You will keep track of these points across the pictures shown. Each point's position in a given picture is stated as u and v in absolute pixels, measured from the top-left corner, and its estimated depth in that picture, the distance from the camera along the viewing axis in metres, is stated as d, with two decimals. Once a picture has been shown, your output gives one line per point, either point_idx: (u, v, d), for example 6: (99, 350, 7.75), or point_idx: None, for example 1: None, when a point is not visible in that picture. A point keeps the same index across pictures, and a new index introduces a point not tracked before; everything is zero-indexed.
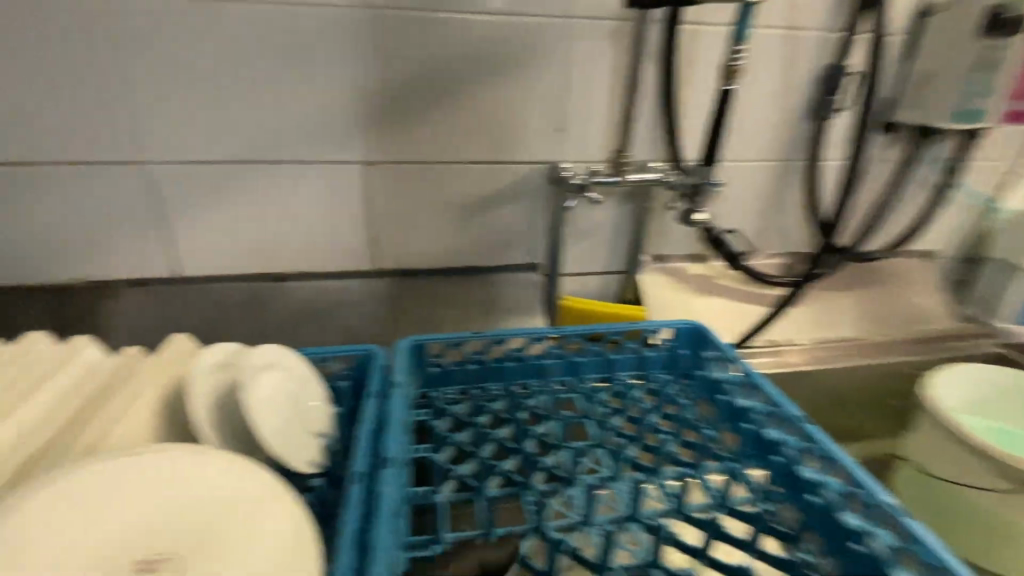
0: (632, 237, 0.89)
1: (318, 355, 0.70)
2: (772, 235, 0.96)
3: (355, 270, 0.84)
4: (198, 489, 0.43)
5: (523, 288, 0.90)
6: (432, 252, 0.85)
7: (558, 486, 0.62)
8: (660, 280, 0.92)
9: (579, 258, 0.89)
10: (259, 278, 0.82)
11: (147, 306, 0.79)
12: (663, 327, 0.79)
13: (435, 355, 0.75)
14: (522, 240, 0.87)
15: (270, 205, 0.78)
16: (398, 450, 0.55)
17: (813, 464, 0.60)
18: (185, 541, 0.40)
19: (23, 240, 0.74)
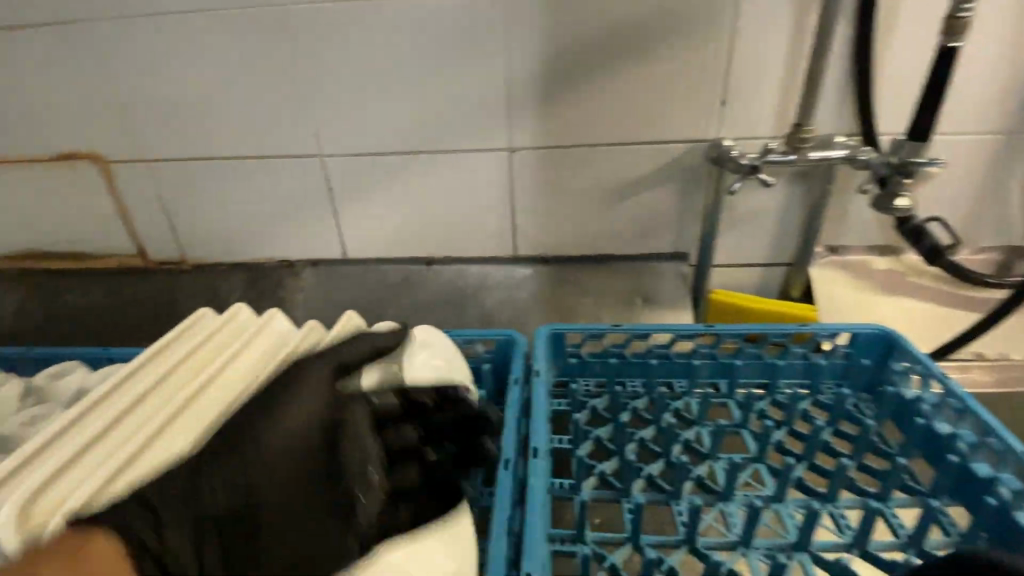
0: (800, 225, 0.78)
1: (463, 338, 0.71)
2: (988, 225, 0.79)
3: (499, 255, 0.87)
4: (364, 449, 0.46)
5: (670, 279, 0.83)
6: (576, 239, 0.84)
7: (712, 499, 0.56)
8: (832, 275, 0.80)
9: (738, 247, 0.81)
10: (413, 262, 0.89)
11: (319, 283, 0.88)
12: (840, 332, 0.68)
13: (575, 345, 0.73)
14: (670, 227, 0.81)
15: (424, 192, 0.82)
16: (544, 441, 0.53)
17: None
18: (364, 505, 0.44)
19: (228, 223, 0.86)
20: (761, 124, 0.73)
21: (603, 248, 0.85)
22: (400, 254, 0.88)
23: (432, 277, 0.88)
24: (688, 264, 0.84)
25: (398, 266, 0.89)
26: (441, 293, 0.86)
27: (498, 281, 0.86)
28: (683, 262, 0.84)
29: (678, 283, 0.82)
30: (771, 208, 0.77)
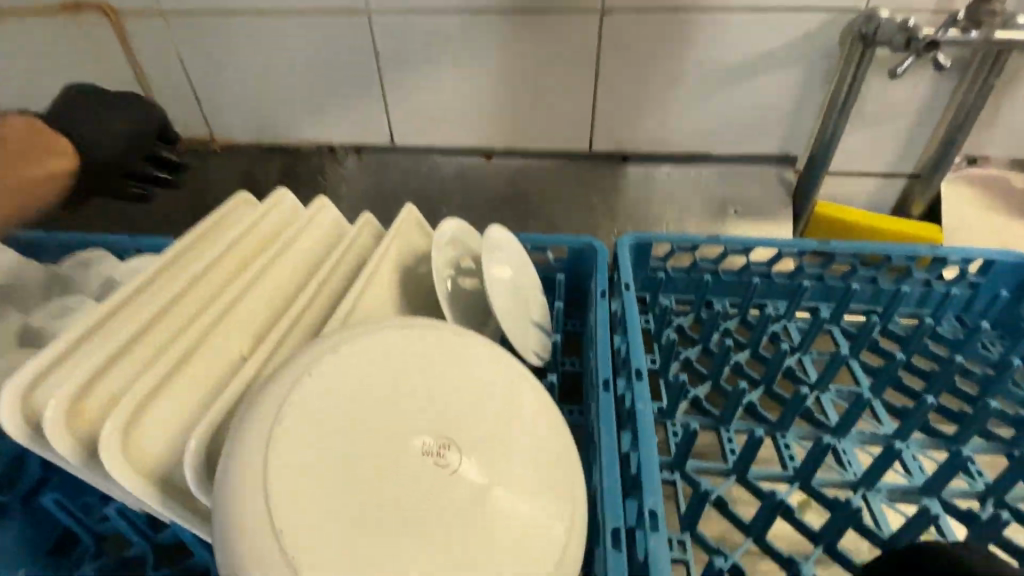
0: (939, 127, 0.65)
1: (534, 243, 0.63)
2: None
3: (569, 150, 0.75)
4: (465, 375, 0.38)
5: (768, 186, 0.72)
6: (664, 135, 0.72)
7: (820, 431, 0.50)
8: (966, 192, 0.68)
9: (856, 153, 0.69)
10: (469, 152, 0.77)
11: (364, 172, 0.79)
12: (976, 256, 0.58)
13: (659, 257, 0.65)
14: (778, 124, 0.69)
15: (488, 68, 0.69)
16: (645, 360, 0.46)
17: None
18: (456, 427, 0.35)
19: (258, 97, 0.75)
20: None
21: (693, 147, 0.73)
22: (453, 144, 0.77)
23: (493, 172, 0.77)
24: (792, 170, 0.72)
25: (454, 159, 0.78)
26: (503, 192, 0.76)
27: (567, 181, 0.75)
28: (787, 169, 0.72)
29: (776, 192, 0.72)
30: (909, 103, 0.65)
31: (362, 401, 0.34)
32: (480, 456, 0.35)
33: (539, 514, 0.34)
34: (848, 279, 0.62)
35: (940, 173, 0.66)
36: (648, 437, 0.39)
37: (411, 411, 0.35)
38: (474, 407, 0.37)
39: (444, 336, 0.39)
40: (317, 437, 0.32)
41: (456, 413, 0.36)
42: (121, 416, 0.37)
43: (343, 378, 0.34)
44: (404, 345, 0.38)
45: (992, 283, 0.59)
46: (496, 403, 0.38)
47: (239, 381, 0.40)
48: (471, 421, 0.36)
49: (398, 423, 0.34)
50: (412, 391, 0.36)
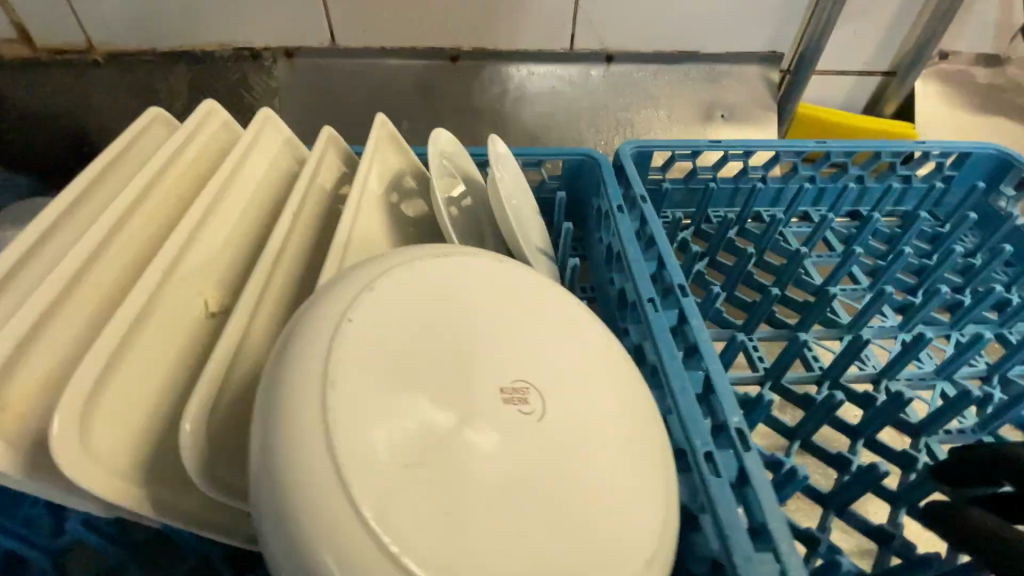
0: (920, 18, 0.65)
1: (528, 158, 0.57)
2: None
3: (544, 51, 0.67)
4: (520, 306, 0.32)
5: (755, 85, 0.68)
6: (649, 29, 0.66)
7: (835, 331, 0.51)
8: (935, 89, 0.70)
9: (839, 48, 0.67)
10: (431, 56, 0.67)
11: (302, 83, 0.66)
12: (956, 149, 0.60)
13: (658, 168, 0.61)
14: (768, 17, 0.65)
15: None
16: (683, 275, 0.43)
17: None
18: (524, 364, 0.30)
19: None
20: None
21: (679, 46, 0.67)
22: (409, 45, 0.66)
23: (460, 78, 0.67)
24: (778, 69, 0.68)
25: (411, 63, 0.67)
26: (473, 102, 0.66)
27: (546, 87, 0.67)
28: (773, 69, 0.68)
29: (764, 92, 0.68)
30: None
31: (414, 350, 0.28)
32: (559, 394, 0.29)
33: (633, 449, 0.29)
34: (839, 181, 0.62)
35: (917, 67, 0.66)
36: (712, 353, 0.37)
37: (471, 352, 0.29)
38: (538, 339, 0.31)
39: (483, 265, 0.33)
40: (376, 398, 0.26)
41: (520, 349, 0.30)
42: (77, 397, 0.28)
43: (386, 325, 0.28)
44: (443, 279, 0.31)
45: (965, 176, 0.62)
46: (558, 332, 0.32)
47: (228, 341, 0.32)
48: (538, 354, 0.30)
49: (462, 368, 0.28)
50: (468, 329, 0.30)
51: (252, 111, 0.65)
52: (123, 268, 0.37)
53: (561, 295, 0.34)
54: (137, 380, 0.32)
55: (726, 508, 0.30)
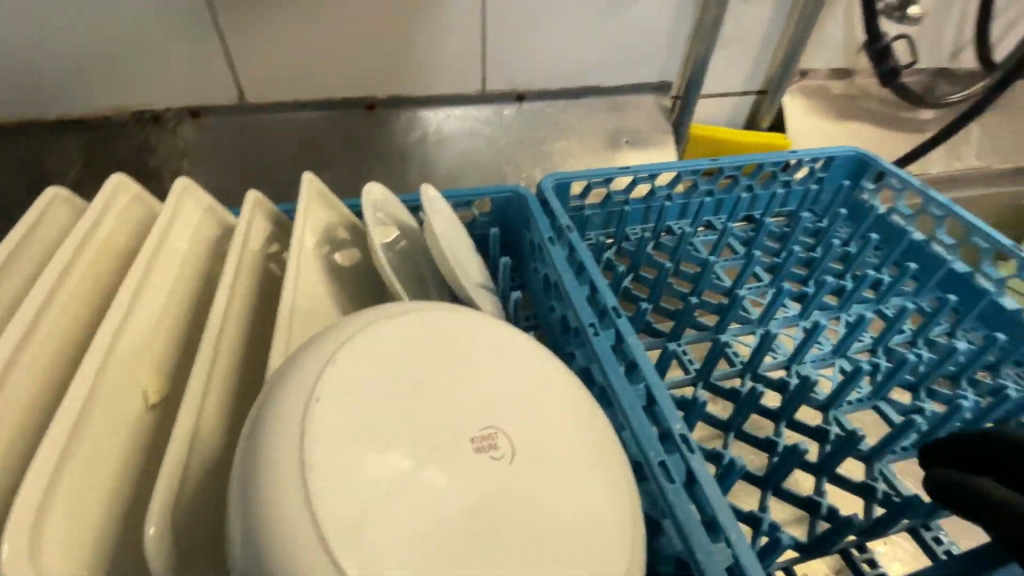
0: (780, 45, 0.74)
1: (457, 200, 0.59)
2: (927, 47, 0.81)
3: (457, 94, 0.70)
4: (477, 353, 0.34)
5: (651, 112, 0.75)
6: (552, 67, 0.71)
7: (750, 327, 0.57)
8: (803, 102, 0.80)
9: (717, 74, 0.76)
10: (347, 106, 0.68)
11: (213, 141, 0.64)
12: (822, 155, 0.69)
13: (577, 196, 0.65)
14: (655, 52, 0.72)
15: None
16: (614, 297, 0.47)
17: None
18: (491, 408, 0.31)
19: (45, 55, 0.58)
20: None
21: (581, 82, 0.73)
22: (322, 96, 0.67)
23: (377, 125, 0.68)
24: (669, 96, 0.76)
25: (325, 114, 0.67)
26: (394, 148, 0.68)
27: (463, 129, 0.70)
28: (665, 96, 0.76)
29: (660, 117, 0.75)
30: (760, 23, 0.72)
31: (382, 417, 0.29)
32: (525, 431, 0.31)
33: (600, 470, 0.32)
34: (733, 192, 0.69)
35: (783, 87, 0.76)
36: (652, 368, 0.40)
37: (437, 408, 0.30)
38: (498, 382, 0.33)
39: (434, 317, 0.34)
40: (355, 469, 0.26)
41: (482, 395, 0.32)
42: (23, 521, 0.26)
43: (350, 395, 0.29)
44: (398, 339, 0.32)
45: (833, 176, 0.72)
46: (515, 371, 0.34)
47: (184, 430, 0.31)
48: (499, 397, 0.32)
49: (430, 425, 0.29)
50: (430, 386, 0.31)
51: (159, 175, 0.62)
52: (47, 367, 0.34)
53: (512, 333, 0.36)
54: (84, 486, 0.30)
55: (682, 511, 0.33)
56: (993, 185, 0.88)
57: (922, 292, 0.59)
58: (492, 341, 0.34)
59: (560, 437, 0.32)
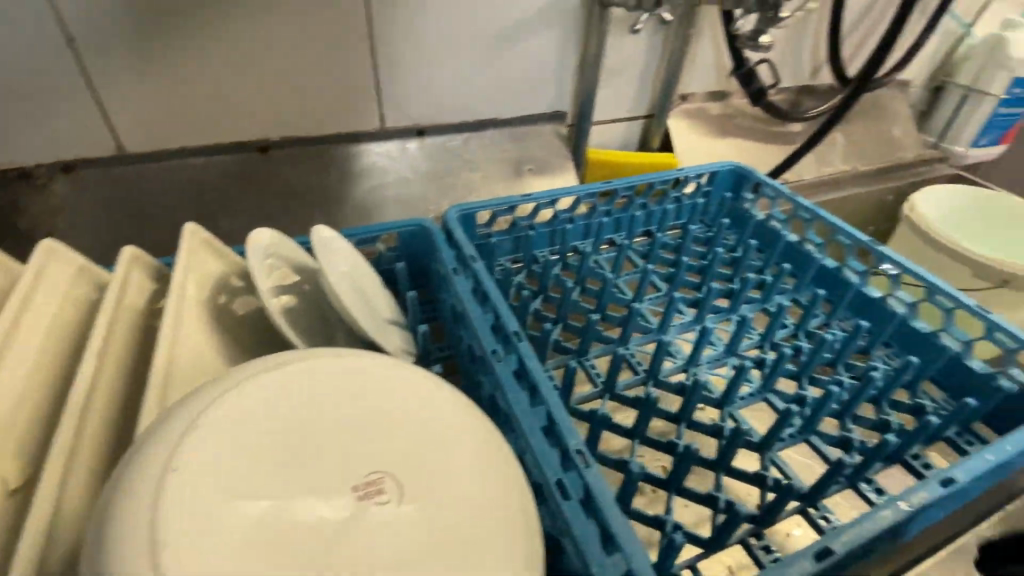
0: (660, 73, 0.80)
1: (358, 237, 0.58)
2: (788, 69, 0.91)
3: (357, 132, 0.70)
4: (365, 392, 0.33)
5: (549, 139, 0.79)
6: (448, 102, 0.72)
7: (651, 336, 0.60)
8: (686, 123, 0.87)
9: (606, 102, 0.81)
10: (239, 149, 0.66)
11: (91, 195, 0.61)
12: (704, 171, 0.76)
13: (483, 224, 0.67)
14: (547, 83, 0.75)
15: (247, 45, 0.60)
16: (515, 321, 0.48)
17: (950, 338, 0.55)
18: (377, 448, 0.31)
19: None
20: None
21: (480, 114, 0.75)
22: (212, 141, 0.65)
23: (273, 167, 0.67)
24: (565, 123, 0.80)
25: (217, 159, 0.65)
26: (293, 188, 0.67)
27: (364, 166, 0.70)
28: (561, 124, 0.80)
29: (558, 143, 0.79)
30: (638, 55, 0.77)
31: (255, 475, 0.28)
32: (414, 467, 0.31)
33: (495, 496, 0.31)
34: (630, 210, 0.74)
35: (666, 110, 0.83)
36: (552, 389, 0.41)
37: (317, 457, 0.29)
38: (387, 420, 0.33)
39: (325, 365, 0.34)
40: (220, 533, 0.25)
41: (370, 437, 0.31)
42: None
43: (220, 453, 0.28)
44: (277, 391, 0.32)
45: (717, 189, 0.78)
46: (407, 407, 0.34)
47: (41, 513, 0.29)
48: (388, 436, 0.32)
49: (311, 475, 0.29)
50: (311, 436, 0.30)
51: (31, 235, 0.58)
52: None
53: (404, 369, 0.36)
54: None
55: (578, 527, 0.34)
56: (861, 186, 0.98)
57: (800, 288, 0.65)
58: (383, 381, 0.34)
59: (453, 463, 0.32)
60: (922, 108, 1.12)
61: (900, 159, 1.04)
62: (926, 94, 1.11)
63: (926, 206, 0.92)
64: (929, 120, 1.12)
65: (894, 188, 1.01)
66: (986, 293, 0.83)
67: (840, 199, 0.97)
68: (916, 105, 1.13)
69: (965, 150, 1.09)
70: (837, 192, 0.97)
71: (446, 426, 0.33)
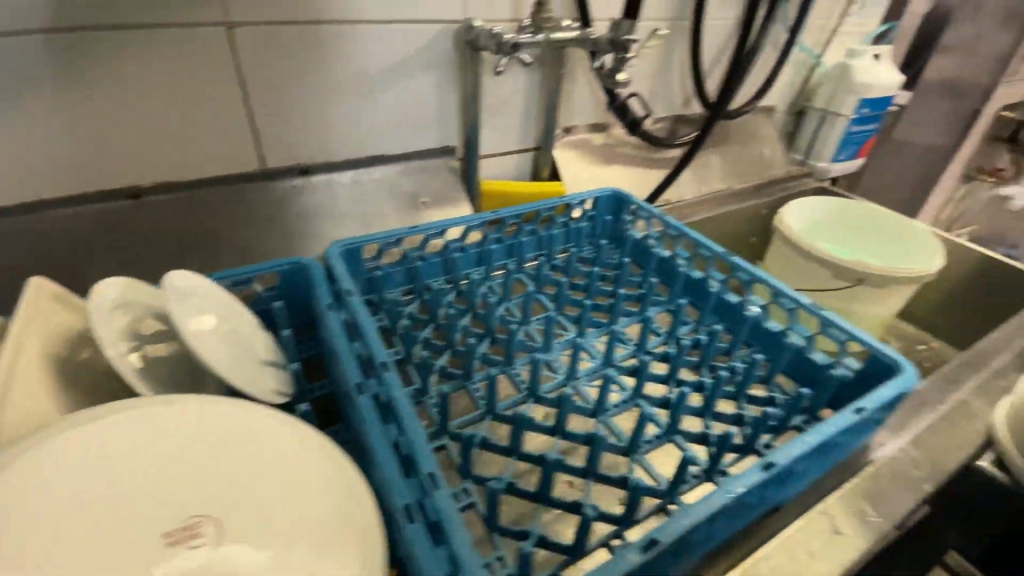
0: (542, 108, 0.86)
1: (233, 279, 0.58)
2: (660, 101, 1.00)
3: (240, 173, 0.69)
4: (212, 434, 0.40)
5: (440, 173, 0.82)
6: (333, 144, 0.73)
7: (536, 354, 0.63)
8: (573, 153, 0.93)
9: (494, 136, 0.85)
10: (107, 196, 0.63)
11: None
12: (586, 198, 0.82)
13: (371, 258, 0.68)
14: (433, 121, 0.79)
15: (114, 90, 0.58)
16: (387, 351, 0.49)
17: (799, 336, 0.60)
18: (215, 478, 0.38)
19: None
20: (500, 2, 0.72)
21: (370, 151, 0.76)
22: (75, 189, 0.62)
23: (144, 212, 0.65)
24: (455, 157, 0.83)
25: (82, 207, 0.62)
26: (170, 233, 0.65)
27: (249, 207, 0.70)
28: (452, 158, 0.83)
29: (449, 178, 0.82)
30: (517, 93, 0.83)
31: (97, 508, 0.34)
32: (245, 496, 0.37)
33: (315, 515, 0.37)
34: (520, 236, 0.78)
35: (551, 141, 0.88)
36: (412, 417, 0.42)
37: (156, 495, 0.36)
38: (229, 457, 0.39)
39: (157, 414, 0.40)
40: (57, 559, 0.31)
41: (209, 471, 0.38)
42: None
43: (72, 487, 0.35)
44: (114, 438, 0.38)
45: (600, 213, 0.84)
46: (245, 438, 0.40)
47: None
48: (227, 471, 0.39)
49: (145, 509, 0.35)
50: (155, 473, 0.37)
51: None
52: None
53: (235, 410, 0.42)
54: None
55: (418, 550, 0.34)
56: (734, 203, 1.09)
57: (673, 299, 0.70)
58: (226, 415, 0.41)
59: (278, 479, 0.39)
60: (789, 130, 1.25)
61: (766, 178, 1.17)
62: (791, 117, 1.24)
63: (794, 217, 1.03)
64: (796, 140, 1.26)
65: (765, 202, 1.12)
66: (846, 293, 0.93)
67: (719, 215, 1.07)
68: (784, 128, 1.26)
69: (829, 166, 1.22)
70: (716, 209, 1.06)
71: (282, 459, 0.40)
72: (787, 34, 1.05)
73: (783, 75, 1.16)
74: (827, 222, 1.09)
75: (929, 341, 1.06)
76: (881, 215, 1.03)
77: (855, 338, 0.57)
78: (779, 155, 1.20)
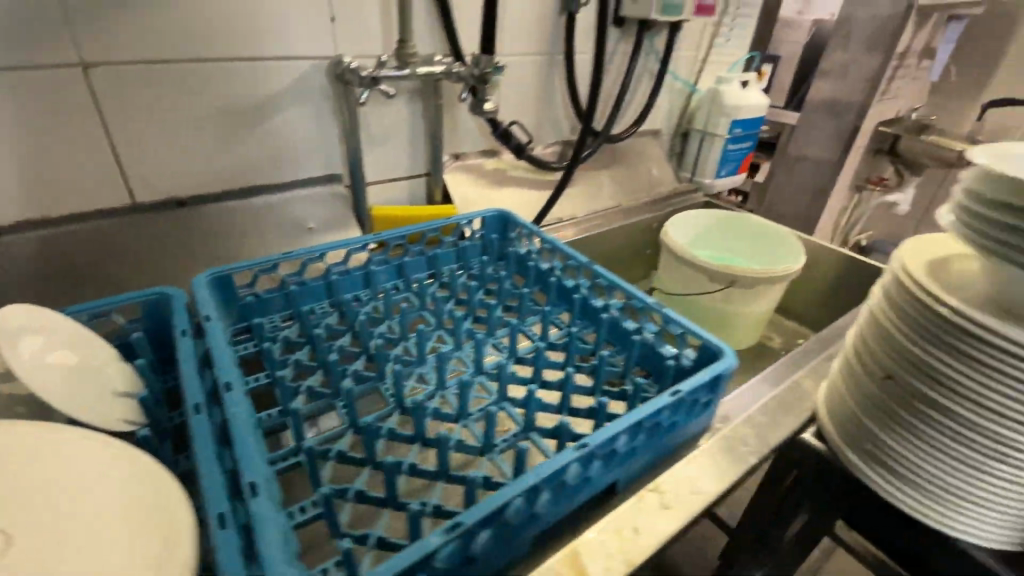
0: (427, 136, 0.91)
1: (90, 312, 0.58)
2: (546, 127, 1.07)
3: (110, 208, 0.70)
4: (35, 459, 0.41)
5: (328, 202, 0.84)
6: (209, 176, 0.75)
7: (410, 366, 0.65)
8: (464, 177, 0.98)
9: (381, 164, 0.89)
10: None
11: None
12: (473, 218, 0.88)
13: (245, 284, 0.69)
14: (315, 151, 0.82)
15: None
16: (233, 371, 0.50)
17: (657, 335, 0.66)
18: (24, 503, 0.38)
19: None
20: (369, 40, 0.78)
21: (250, 181, 0.79)
22: None
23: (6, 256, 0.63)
24: (342, 185, 0.87)
25: None
26: (30, 270, 0.64)
27: (118, 240, 0.69)
28: (339, 185, 0.86)
29: (336, 205, 0.84)
30: (400, 123, 0.87)
31: None
32: (52, 518, 0.38)
33: (125, 535, 0.38)
34: (407, 257, 0.81)
35: (439, 167, 0.92)
36: (244, 431, 0.44)
37: None
38: (46, 482, 0.40)
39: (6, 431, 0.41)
40: None
41: (22, 495, 0.39)
42: None
43: None
44: None
45: (487, 231, 0.90)
46: (69, 464, 0.42)
47: None
48: (41, 495, 0.39)
49: None
50: None
51: None
52: None
53: (85, 432, 0.44)
54: None
55: (224, 555, 0.35)
56: (626, 218, 1.16)
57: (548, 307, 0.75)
58: (53, 441, 0.42)
59: (90, 503, 0.40)
60: (678, 150, 1.36)
61: (657, 194, 1.26)
62: (677, 138, 1.35)
63: (675, 232, 1.14)
64: (683, 160, 1.37)
65: (656, 216, 1.21)
66: (723, 295, 1.02)
67: (613, 230, 1.14)
68: (673, 148, 1.37)
69: (714, 182, 1.33)
70: (608, 224, 1.14)
71: (103, 484, 0.41)
72: (658, 64, 1.16)
73: (663, 101, 1.27)
74: (707, 233, 1.20)
75: (808, 335, 1.15)
76: (745, 220, 1.15)
77: (692, 331, 0.63)
78: (667, 173, 1.31)
